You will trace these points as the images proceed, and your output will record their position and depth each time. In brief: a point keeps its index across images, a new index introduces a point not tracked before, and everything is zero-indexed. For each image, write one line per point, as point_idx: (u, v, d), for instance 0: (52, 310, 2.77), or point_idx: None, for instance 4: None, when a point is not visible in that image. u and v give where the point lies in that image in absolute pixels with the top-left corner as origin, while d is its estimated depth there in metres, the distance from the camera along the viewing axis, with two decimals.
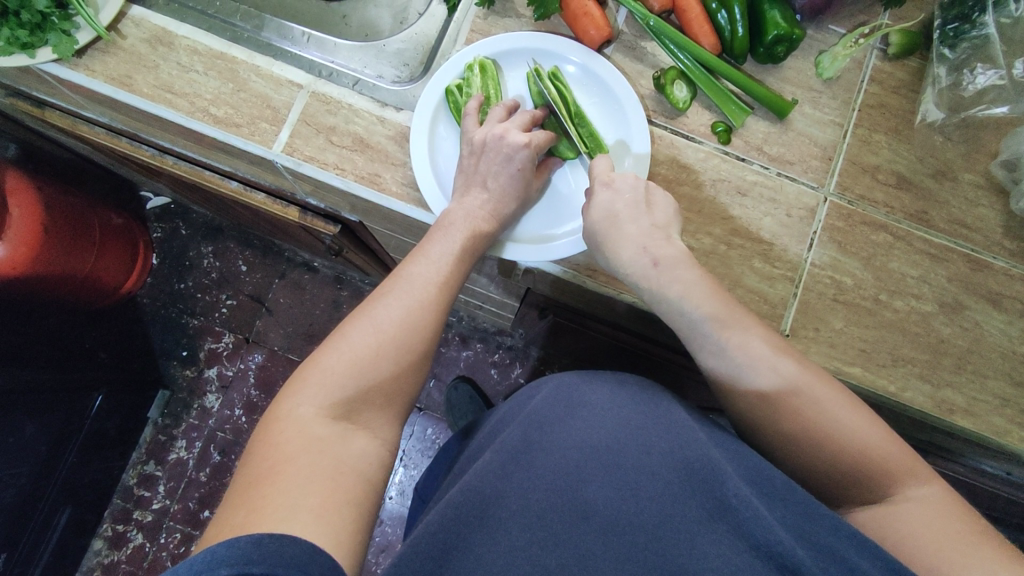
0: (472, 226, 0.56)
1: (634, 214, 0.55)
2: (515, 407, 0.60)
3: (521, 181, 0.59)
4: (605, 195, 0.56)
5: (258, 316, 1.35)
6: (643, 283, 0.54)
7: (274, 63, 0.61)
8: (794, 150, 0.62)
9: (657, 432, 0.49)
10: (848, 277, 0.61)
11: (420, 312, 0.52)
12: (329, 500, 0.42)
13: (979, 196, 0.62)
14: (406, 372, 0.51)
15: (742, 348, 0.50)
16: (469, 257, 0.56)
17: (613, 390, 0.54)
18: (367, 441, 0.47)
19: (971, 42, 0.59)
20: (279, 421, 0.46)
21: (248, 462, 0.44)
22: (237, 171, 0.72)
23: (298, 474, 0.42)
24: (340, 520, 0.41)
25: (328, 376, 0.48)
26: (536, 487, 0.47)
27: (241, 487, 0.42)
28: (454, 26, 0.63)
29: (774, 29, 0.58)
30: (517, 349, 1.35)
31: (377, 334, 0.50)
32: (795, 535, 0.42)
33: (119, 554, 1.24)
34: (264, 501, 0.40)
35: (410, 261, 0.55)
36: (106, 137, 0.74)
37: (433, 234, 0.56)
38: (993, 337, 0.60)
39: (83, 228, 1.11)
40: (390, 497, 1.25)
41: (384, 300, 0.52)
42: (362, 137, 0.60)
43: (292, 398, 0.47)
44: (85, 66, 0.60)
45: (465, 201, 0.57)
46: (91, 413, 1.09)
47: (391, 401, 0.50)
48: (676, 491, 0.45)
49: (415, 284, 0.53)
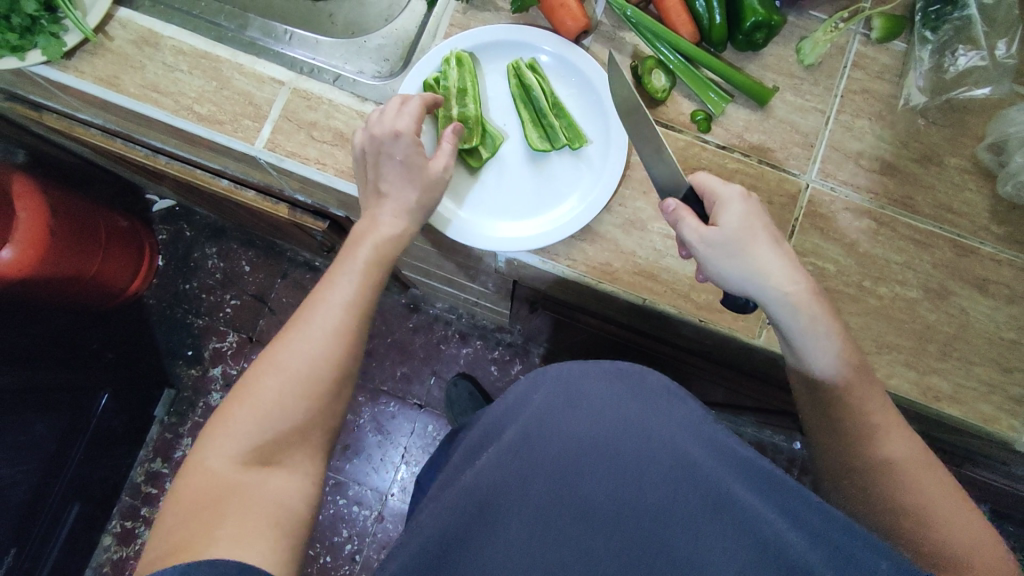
0: (379, 248, 0.55)
1: (773, 234, 0.53)
2: (509, 409, 0.55)
3: (415, 171, 0.56)
4: (736, 207, 0.53)
5: (260, 315, 1.37)
6: (798, 305, 0.51)
7: (256, 61, 0.62)
8: (775, 137, 0.62)
9: (657, 422, 0.48)
10: (831, 263, 0.60)
11: (324, 348, 0.50)
12: (244, 533, 0.43)
13: (966, 180, 0.61)
14: (313, 408, 0.50)
15: (811, 329, 0.52)
16: (378, 273, 0.55)
17: (610, 380, 0.51)
18: (282, 477, 0.48)
19: (952, 25, 0.59)
20: (190, 467, 0.46)
21: (169, 501, 0.46)
22: (226, 169, 0.73)
23: (217, 517, 0.44)
24: (262, 543, 0.43)
25: (236, 425, 0.48)
26: (534, 484, 0.46)
27: (169, 521, 0.44)
28: (434, 21, 0.64)
29: (753, 16, 0.58)
30: (517, 345, 1.35)
31: (277, 374, 0.49)
32: (805, 534, 0.41)
33: (128, 549, 1.26)
34: (186, 542, 0.42)
35: (322, 288, 0.53)
36: (102, 138, 0.75)
37: (340, 261, 0.55)
38: (979, 323, 0.59)
39: (89, 233, 1.12)
40: (392, 494, 1.27)
41: (292, 333, 0.51)
42: (343, 131, 0.60)
43: (203, 447, 0.47)
44: (74, 68, 0.61)
45: (368, 210, 0.57)
46: (99, 411, 1.12)
47: (309, 437, 0.50)
48: (676, 482, 0.44)
49: (327, 314, 0.51)
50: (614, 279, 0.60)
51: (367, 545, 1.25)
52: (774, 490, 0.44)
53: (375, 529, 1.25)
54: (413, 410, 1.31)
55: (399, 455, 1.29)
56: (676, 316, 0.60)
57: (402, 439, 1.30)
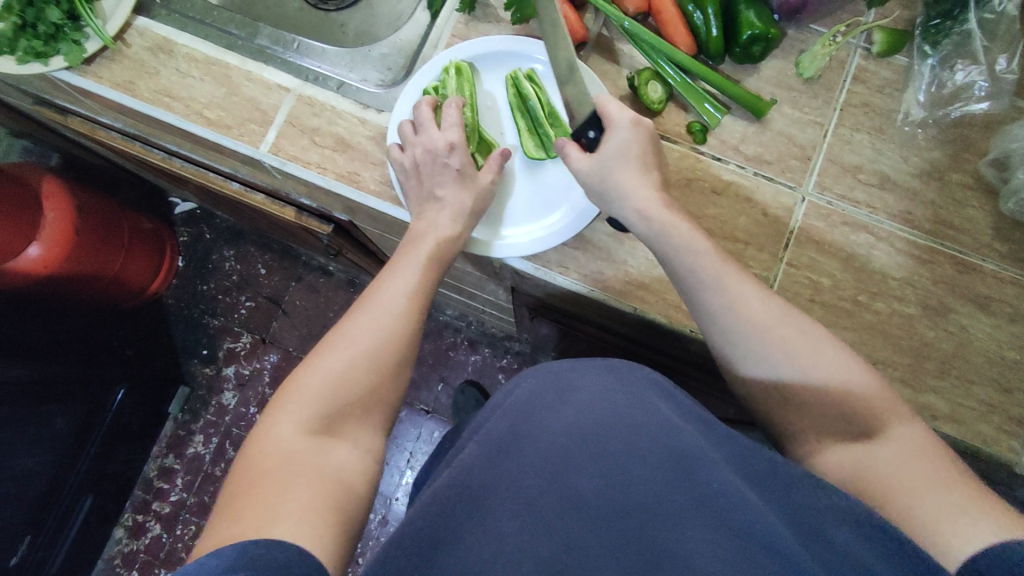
0: (438, 245, 0.58)
1: (643, 160, 0.56)
2: (497, 402, 0.55)
3: (467, 179, 0.61)
4: (618, 135, 0.56)
5: (275, 317, 1.39)
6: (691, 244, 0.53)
7: (264, 68, 0.64)
8: (772, 150, 0.62)
9: (646, 412, 0.47)
10: (826, 276, 0.60)
11: (399, 325, 0.53)
12: (313, 503, 0.42)
13: (968, 196, 0.60)
14: (383, 385, 0.51)
15: (801, 353, 0.49)
16: (435, 274, 0.58)
17: (601, 367, 0.51)
18: (349, 452, 0.48)
19: (952, 39, 0.59)
20: (260, 442, 0.46)
21: (231, 480, 0.44)
22: (237, 173, 0.76)
23: (293, 486, 0.43)
24: (323, 520, 0.42)
25: (305, 398, 0.48)
26: (524, 476, 0.44)
27: (227, 504, 0.42)
28: (436, 31, 0.66)
29: (749, 29, 0.58)
30: (525, 354, 1.35)
31: (352, 350, 0.51)
32: (786, 520, 0.39)
33: (138, 543, 1.29)
34: (245, 516, 0.40)
35: (386, 277, 0.56)
36: (122, 141, 0.79)
37: (399, 257, 0.58)
38: (980, 342, 0.58)
39: (114, 234, 1.16)
40: (397, 498, 1.27)
41: (360, 316, 0.53)
42: (344, 137, 0.62)
43: (270, 420, 0.47)
44: (94, 73, 0.65)
45: (424, 216, 0.60)
46: (114, 405, 1.15)
47: (371, 412, 0.51)
48: (665, 475, 0.42)
49: (388, 300, 0.54)
50: (605, 286, 0.60)
51: (370, 549, 1.25)
52: (768, 480, 0.43)
53: (378, 533, 1.26)
54: (420, 415, 1.32)
55: (405, 459, 1.30)
56: (667, 325, 0.60)
57: (408, 444, 1.31)
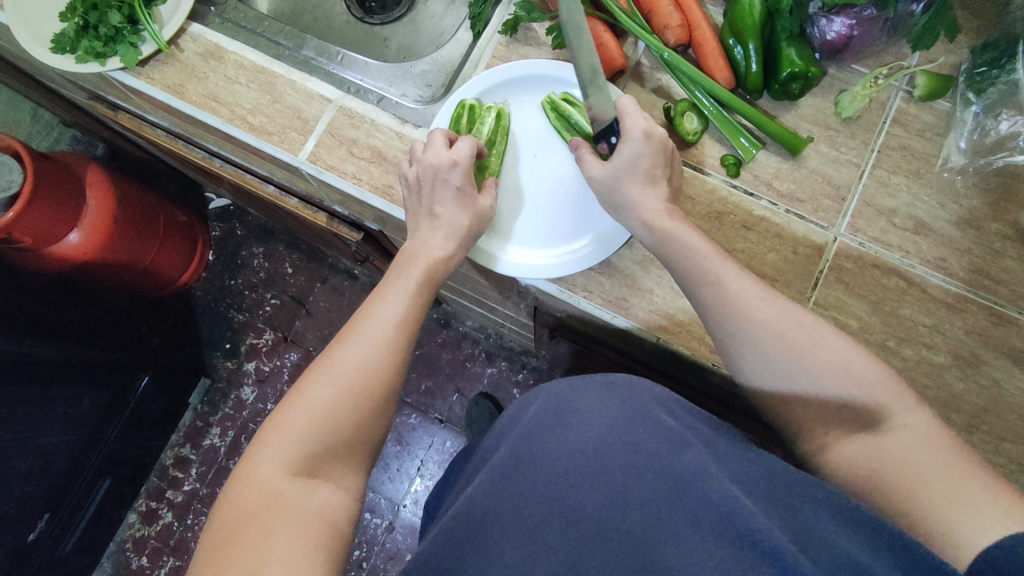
0: (428, 260, 0.59)
1: (654, 176, 0.57)
2: (507, 423, 0.56)
3: (466, 200, 0.60)
4: (630, 148, 0.57)
5: (297, 316, 1.42)
6: (696, 254, 0.53)
7: (308, 78, 0.66)
8: (805, 187, 0.61)
9: (644, 430, 0.46)
10: (854, 319, 0.59)
11: (379, 358, 0.53)
12: (296, 546, 0.42)
13: (1007, 247, 0.59)
14: (366, 419, 0.51)
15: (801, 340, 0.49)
16: (426, 290, 0.59)
17: (604, 387, 0.51)
18: (330, 493, 0.48)
19: (998, 87, 0.58)
20: (242, 481, 0.46)
21: (215, 520, 0.45)
22: (274, 177, 0.78)
23: (273, 527, 0.43)
24: (312, 558, 0.42)
25: (289, 435, 0.48)
26: (524, 506, 0.43)
27: (216, 547, 0.43)
28: (477, 52, 0.67)
29: (790, 66, 0.59)
30: (542, 370, 1.35)
31: (336, 382, 0.51)
32: (791, 532, 0.37)
33: (149, 529, 1.31)
34: (231, 557, 0.41)
35: (372, 304, 0.57)
36: (166, 139, 0.81)
37: (391, 279, 0.59)
38: (1011, 397, 0.57)
39: (150, 223, 1.19)
40: (404, 505, 1.28)
41: (345, 346, 0.53)
42: (380, 150, 0.64)
43: (255, 457, 0.48)
44: (146, 75, 0.67)
45: (419, 234, 0.61)
46: (138, 391, 1.18)
47: (354, 452, 0.51)
48: (661, 498, 0.41)
49: (375, 325, 0.55)
50: (628, 314, 0.60)
51: (376, 554, 1.26)
52: (783, 499, 0.40)
53: (384, 538, 1.26)
54: (433, 424, 1.33)
55: (415, 467, 1.30)
56: (688, 355, 0.60)
57: (419, 451, 1.31)
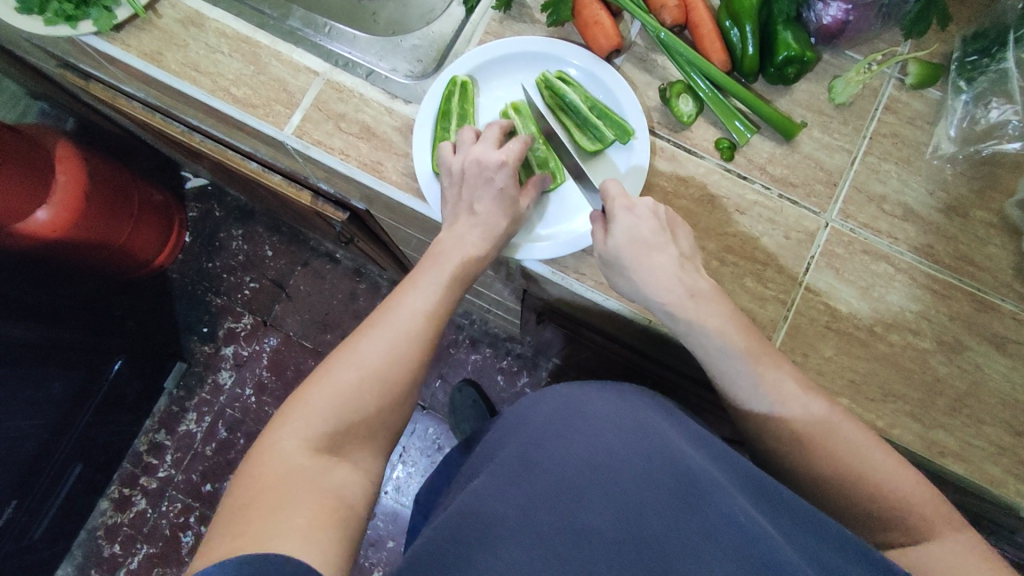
0: (462, 252, 0.57)
1: (659, 242, 0.54)
2: (514, 422, 0.55)
3: (506, 200, 0.58)
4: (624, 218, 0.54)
5: (277, 300, 1.39)
6: (707, 328, 0.52)
7: (294, 50, 0.64)
8: (798, 172, 0.61)
9: (660, 441, 0.46)
10: (843, 304, 0.59)
11: (407, 347, 0.52)
12: (315, 520, 0.41)
13: (991, 235, 0.60)
14: (387, 407, 0.50)
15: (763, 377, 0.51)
16: (457, 286, 0.57)
17: (613, 401, 0.52)
18: (350, 472, 0.47)
19: (989, 76, 0.59)
20: (261, 454, 0.45)
21: (227, 494, 0.43)
22: (257, 153, 0.75)
23: (289, 501, 0.41)
24: (327, 538, 0.41)
25: (313, 413, 0.47)
26: (540, 503, 0.43)
27: (227, 518, 0.41)
28: (470, 28, 0.65)
29: (785, 50, 0.58)
30: (526, 357, 1.35)
31: (361, 370, 0.50)
32: (804, 556, 0.39)
33: (122, 516, 1.28)
34: (245, 527, 0.39)
35: (403, 293, 0.55)
36: (143, 111, 0.78)
37: (423, 270, 0.57)
38: (992, 381, 0.58)
39: (124, 202, 1.15)
40: (386, 492, 1.27)
41: (370, 334, 0.52)
42: (369, 125, 0.62)
43: (275, 433, 0.46)
44: (122, 41, 0.64)
45: (456, 229, 0.58)
46: (112, 374, 1.14)
47: (376, 434, 0.50)
48: (679, 505, 0.41)
49: (403, 316, 0.53)
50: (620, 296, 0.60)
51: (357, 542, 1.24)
52: (783, 509, 0.42)
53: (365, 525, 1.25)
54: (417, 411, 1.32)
55: (397, 453, 1.29)
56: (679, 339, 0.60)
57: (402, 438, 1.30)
